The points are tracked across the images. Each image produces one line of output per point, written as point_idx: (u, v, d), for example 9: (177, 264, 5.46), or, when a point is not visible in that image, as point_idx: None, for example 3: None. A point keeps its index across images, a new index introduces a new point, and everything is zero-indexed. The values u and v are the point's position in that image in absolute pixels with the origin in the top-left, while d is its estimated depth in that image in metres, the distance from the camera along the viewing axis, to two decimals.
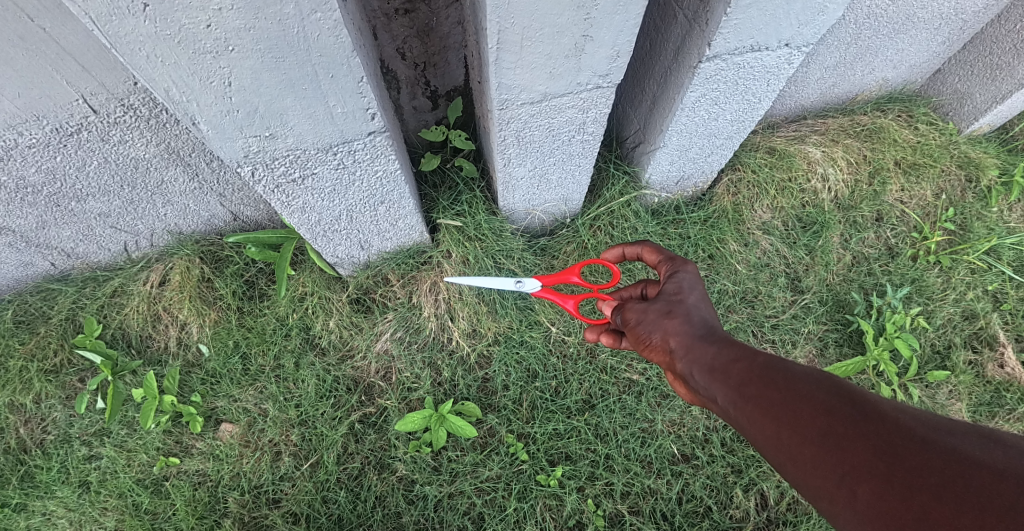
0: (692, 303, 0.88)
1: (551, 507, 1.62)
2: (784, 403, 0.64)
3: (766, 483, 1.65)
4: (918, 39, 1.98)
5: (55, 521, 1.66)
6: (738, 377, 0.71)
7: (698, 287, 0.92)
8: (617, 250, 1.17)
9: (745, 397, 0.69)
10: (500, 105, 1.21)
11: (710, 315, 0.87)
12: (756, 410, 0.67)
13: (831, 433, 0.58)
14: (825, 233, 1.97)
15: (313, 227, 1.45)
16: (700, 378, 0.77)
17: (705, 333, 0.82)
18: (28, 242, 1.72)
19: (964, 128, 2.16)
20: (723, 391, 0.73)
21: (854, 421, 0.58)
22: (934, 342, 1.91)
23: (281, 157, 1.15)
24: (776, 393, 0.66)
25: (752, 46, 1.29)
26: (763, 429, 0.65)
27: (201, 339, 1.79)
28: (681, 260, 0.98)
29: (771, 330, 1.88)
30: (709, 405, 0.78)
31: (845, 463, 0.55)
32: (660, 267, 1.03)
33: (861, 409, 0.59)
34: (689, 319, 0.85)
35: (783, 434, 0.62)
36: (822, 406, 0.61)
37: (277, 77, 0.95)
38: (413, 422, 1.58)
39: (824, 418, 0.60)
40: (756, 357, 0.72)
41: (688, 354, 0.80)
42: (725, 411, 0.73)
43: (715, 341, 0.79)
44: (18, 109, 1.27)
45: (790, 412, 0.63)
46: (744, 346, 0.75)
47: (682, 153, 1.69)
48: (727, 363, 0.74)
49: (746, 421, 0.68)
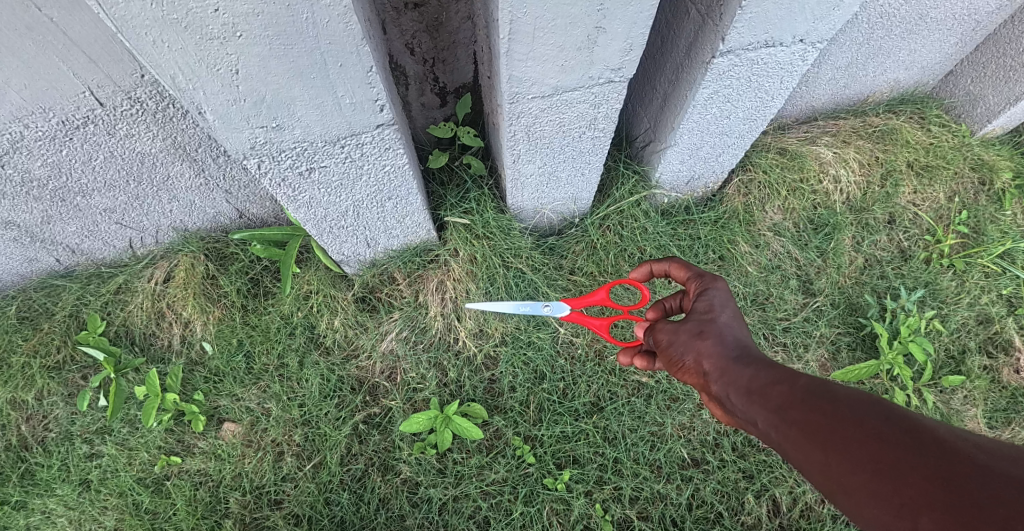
0: (723, 322, 0.88)
1: (559, 512, 1.59)
2: (830, 428, 0.61)
3: (778, 489, 1.61)
4: (930, 39, 1.96)
5: (55, 520, 1.64)
6: (778, 400, 0.68)
7: (730, 305, 0.92)
8: (643, 269, 1.17)
9: (787, 421, 0.66)
10: (510, 98, 1.20)
11: (743, 334, 0.87)
12: (799, 434, 0.63)
13: (884, 460, 0.55)
14: (837, 235, 1.94)
15: (320, 223, 1.44)
16: (737, 401, 0.75)
17: (739, 353, 0.81)
18: (33, 238, 1.71)
19: (977, 130, 2.13)
20: (763, 415, 0.70)
21: (908, 448, 0.54)
22: (949, 346, 1.87)
23: (288, 149, 1.14)
24: (821, 416, 0.63)
25: (766, 42, 1.27)
26: (809, 455, 0.62)
27: (205, 337, 1.78)
28: (710, 276, 0.98)
29: (783, 333, 1.85)
30: (748, 429, 0.76)
31: (902, 494, 0.52)
32: (689, 284, 1.04)
33: (917, 435, 0.55)
34: (721, 340, 0.84)
35: (832, 461, 0.59)
36: (872, 432, 0.57)
37: (285, 65, 0.94)
38: (418, 423, 1.57)
39: (876, 444, 0.56)
40: (797, 380, 0.70)
41: (723, 376, 0.78)
42: (766, 435, 0.70)
43: (751, 363, 0.77)
44: (25, 100, 1.26)
45: (837, 437, 0.59)
46: (784, 368, 0.73)
47: (693, 152, 1.67)
48: (765, 386, 0.72)
49: (790, 446, 0.65)
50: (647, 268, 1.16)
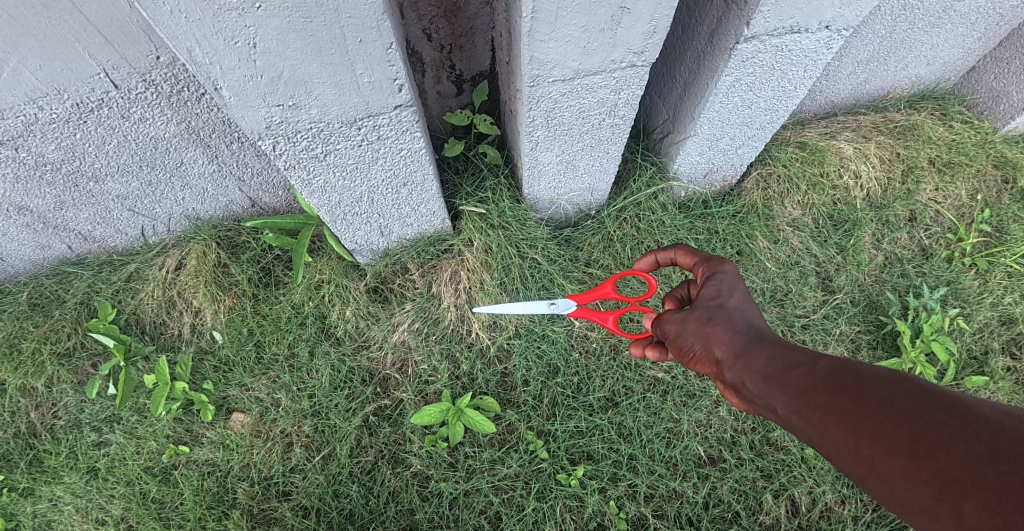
0: (733, 306, 0.84)
1: (572, 509, 1.56)
2: (857, 410, 0.56)
3: (798, 489, 1.57)
4: (954, 33, 1.91)
5: (63, 507, 1.63)
6: (799, 384, 0.64)
7: (739, 288, 0.88)
8: (649, 258, 1.13)
9: (810, 406, 0.62)
10: (531, 81, 1.17)
11: (756, 317, 0.82)
12: (823, 420, 0.59)
13: (919, 440, 0.50)
14: (857, 232, 1.90)
15: (334, 209, 1.42)
16: (754, 387, 0.71)
17: (753, 338, 0.77)
18: (46, 224, 1.71)
19: (1000, 127, 2.08)
20: (784, 401, 0.66)
21: (945, 426, 0.50)
22: (972, 347, 1.81)
23: (304, 130, 1.12)
24: (846, 399, 0.58)
25: (792, 27, 1.24)
26: (836, 440, 0.58)
27: (215, 326, 1.76)
28: (718, 260, 0.95)
29: (801, 330, 1.81)
30: (768, 415, 0.72)
31: (939, 473, 0.47)
32: (696, 270, 1.01)
33: (955, 412, 0.50)
34: (732, 325, 0.80)
35: (861, 444, 0.55)
36: (903, 412, 0.53)
37: (304, 40, 0.92)
38: (429, 415, 1.54)
39: (908, 424, 0.52)
40: (819, 361, 0.65)
41: (738, 362, 0.75)
42: (787, 421, 0.66)
43: (766, 346, 0.74)
44: (39, 81, 1.26)
45: (866, 419, 0.55)
46: (803, 350, 0.69)
47: (712, 144, 1.64)
48: (784, 370, 0.68)
49: (816, 433, 0.60)
50: (653, 257, 1.13)
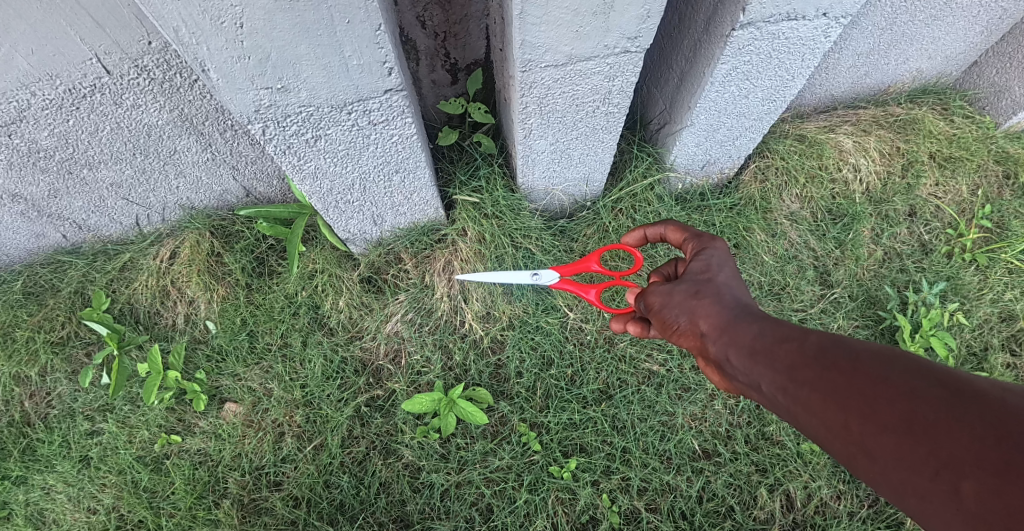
0: (721, 281, 0.82)
1: (564, 502, 1.54)
2: (849, 387, 0.54)
3: (793, 484, 1.55)
4: (955, 27, 1.89)
5: (55, 496, 1.62)
6: (787, 358, 0.62)
7: (728, 265, 0.86)
8: (638, 233, 1.11)
9: (798, 383, 0.60)
10: (523, 66, 1.16)
11: (743, 293, 0.81)
12: (813, 395, 0.57)
13: (915, 418, 0.48)
14: (856, 226, 1.87)
15: (325, 197, 1.41)
16: (738, 362, 0.69)
17: (740, 312, 0.75)
18: (40, 212, 1.71)
19: (1002, 122, 2.05)
20: (772, 375, 0.64)
21: (944, 402, 0.47)
22: (971, 343, 1.77)
23: (294, 114, 1.12)
24: (838, 375, 0.56)
25: (788, 14, 1.22)
26: (824, 417, 0.56)
27: (209, 316, 1.75)
28: (708, 236, 0.92)
29: (798, 324, 1.77)
30: (751, 392, 0.70)
31: (937, 452, 0.45)
32: (686, 246, 0.98)
33: (953, 387, 0.48)
34: (720, 299, 0.78)
35: (852, 422, 0.53)
36: (899, 388, 0.51)
37: (291, 20, 0.91)
38: (420, 404, 1.52)
39: (905, 401, 0.50)
40: (809, 336, 0.63)
41: (723, 335, 0.73)
42: (773, 398, 0.64)
43: (754, 319, 0.72)
44: (32, 66, 1.25)
45: (859, 394, 0.53)
46: (792, 324, 0.67)
47: (709, 135, 1.63)
48: (773, 343, 0.66)
49: (804, 410, 0.59)
50: (642, 233, 1.10)
